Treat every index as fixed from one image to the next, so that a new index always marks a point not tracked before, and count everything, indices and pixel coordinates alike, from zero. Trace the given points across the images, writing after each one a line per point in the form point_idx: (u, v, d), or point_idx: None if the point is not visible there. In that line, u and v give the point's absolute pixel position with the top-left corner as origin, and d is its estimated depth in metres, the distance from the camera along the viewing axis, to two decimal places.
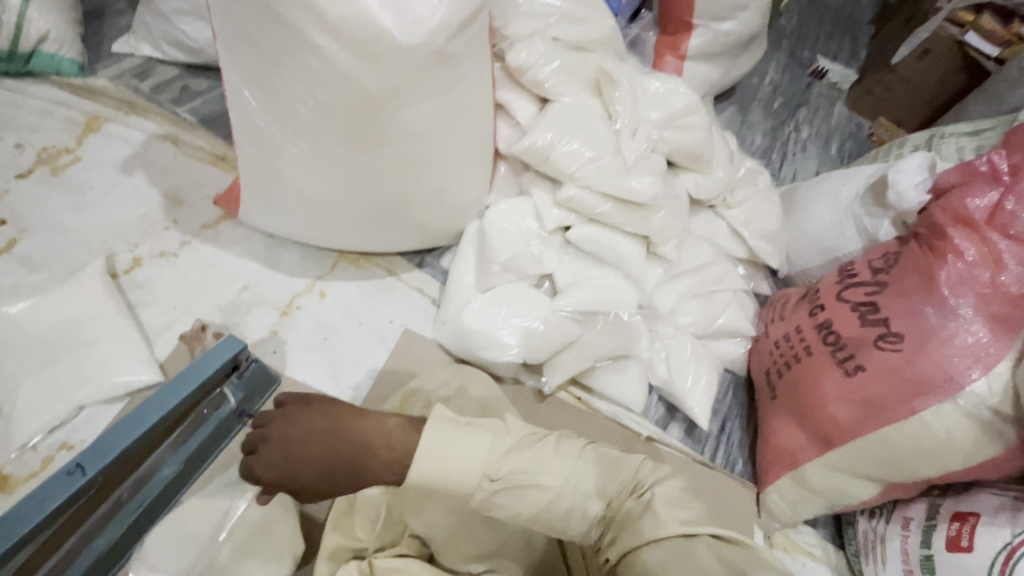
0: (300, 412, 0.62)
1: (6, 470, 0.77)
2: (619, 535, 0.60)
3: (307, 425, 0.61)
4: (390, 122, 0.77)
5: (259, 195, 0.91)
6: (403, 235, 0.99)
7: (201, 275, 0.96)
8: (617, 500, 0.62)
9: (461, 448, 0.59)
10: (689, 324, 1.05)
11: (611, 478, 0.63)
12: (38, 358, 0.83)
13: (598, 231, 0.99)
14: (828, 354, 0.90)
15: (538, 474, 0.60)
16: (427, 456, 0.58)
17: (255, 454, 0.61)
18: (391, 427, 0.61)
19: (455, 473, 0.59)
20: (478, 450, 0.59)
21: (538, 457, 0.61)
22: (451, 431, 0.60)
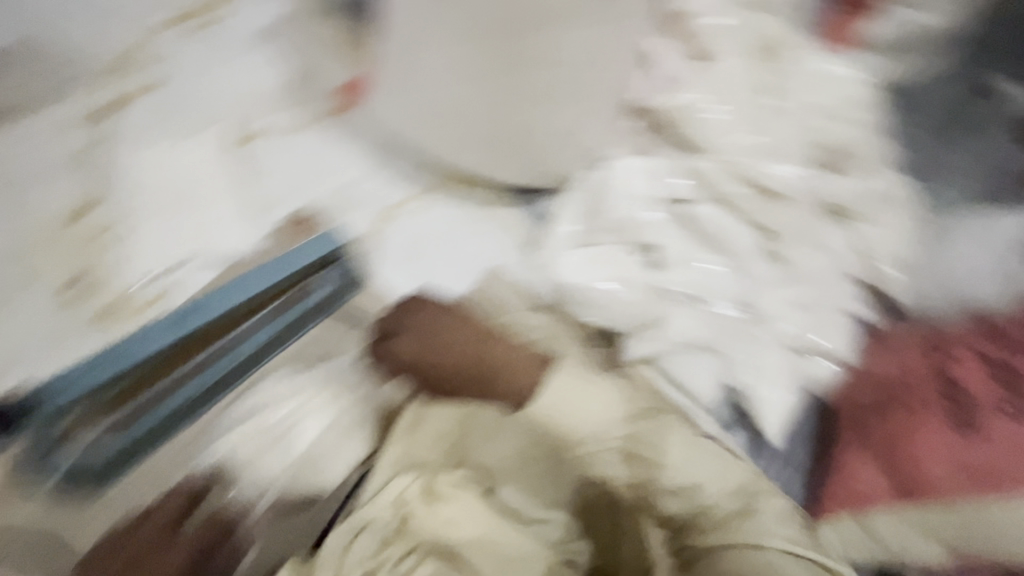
0: (446, 322, 0.75)
1: (120, 298, 0.78)
2: (718, 528, 0.58)
3: (447, 334, 0.74)
4: (540, 40, 0.74)
5: (389, 92, 0.90)
6: (513, 168, 0.94)
7: (314, 161, 0.95)
8: (720, 503, 0.59)
9: (586, 401, 0.65)
10: (789, 334, 0.91)
11: (710, 478, 0.60)
12: (160, 204, 0.85)
13: (719, 213, 0.94)
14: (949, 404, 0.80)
15: (651, 446, 0.62)
16: (557, 394, 0.66)
17: (402, 336, 0.76)
18: (526, 359, 0.70)
19: (579, 424, 0.64)
20: (596, 403, 0.65)
21: (656, 434, 0.63)
22: (583, 383, 0.66)
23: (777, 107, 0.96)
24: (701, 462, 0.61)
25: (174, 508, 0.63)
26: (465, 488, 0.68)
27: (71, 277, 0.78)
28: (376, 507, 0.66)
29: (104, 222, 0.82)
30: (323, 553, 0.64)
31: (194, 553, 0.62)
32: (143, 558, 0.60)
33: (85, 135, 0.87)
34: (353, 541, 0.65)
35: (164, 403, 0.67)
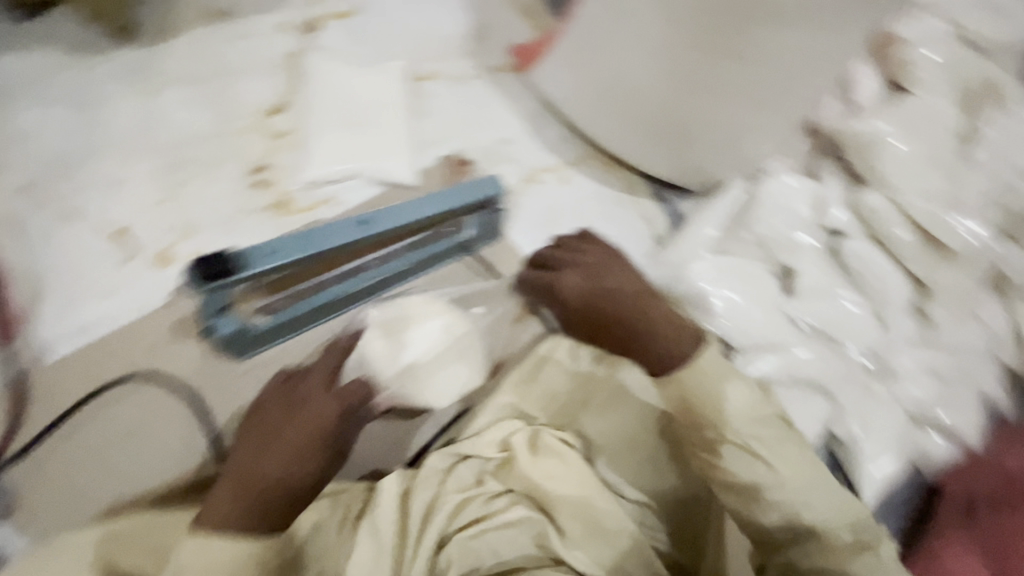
0: (608, 268, 0.73)
1: (290, 195, 0.83)
2: (822, 550, 0.57)
3: (608, 281, 0.71)
4: (752, 45, 0.71)
5: (570, 58, 0.89)
6: (668, 162, 0.92)
7: (476, 111, 0.98)
8: (834, 529, 0.58)
9: (716, 390, 0.62)
10: (912, 399, 0.87)
11: (818, 503, 0.59)
12: (337, 120, 0.88)
13: (873, 253, 0.88)
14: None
15: (773, 453, 0.60)
16: (696, 373, 0.64)
17: (561, 272, 0.74)
18: (682, 329, 0.67)
19: (704, 409, 0.62)
20: (731, 393, 0.62)
21: (778, 442, 0.61)
22: (722, 370, 0.64)
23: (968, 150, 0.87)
24: (813, 485, 0.60)
25: (331, 360, 0.63)
26: (566, 449, 0.68)
27: (253, 167, 0.83)
28: (477, 446, 0.68)
29: (287, 125, 0.87)
30: (417, 477, 0.64)
31: (343, 403, 0.59)
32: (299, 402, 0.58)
33: (293, 42, 0.92)
34: (444, 476, 0.65)
35: (313, 297, 0.72)
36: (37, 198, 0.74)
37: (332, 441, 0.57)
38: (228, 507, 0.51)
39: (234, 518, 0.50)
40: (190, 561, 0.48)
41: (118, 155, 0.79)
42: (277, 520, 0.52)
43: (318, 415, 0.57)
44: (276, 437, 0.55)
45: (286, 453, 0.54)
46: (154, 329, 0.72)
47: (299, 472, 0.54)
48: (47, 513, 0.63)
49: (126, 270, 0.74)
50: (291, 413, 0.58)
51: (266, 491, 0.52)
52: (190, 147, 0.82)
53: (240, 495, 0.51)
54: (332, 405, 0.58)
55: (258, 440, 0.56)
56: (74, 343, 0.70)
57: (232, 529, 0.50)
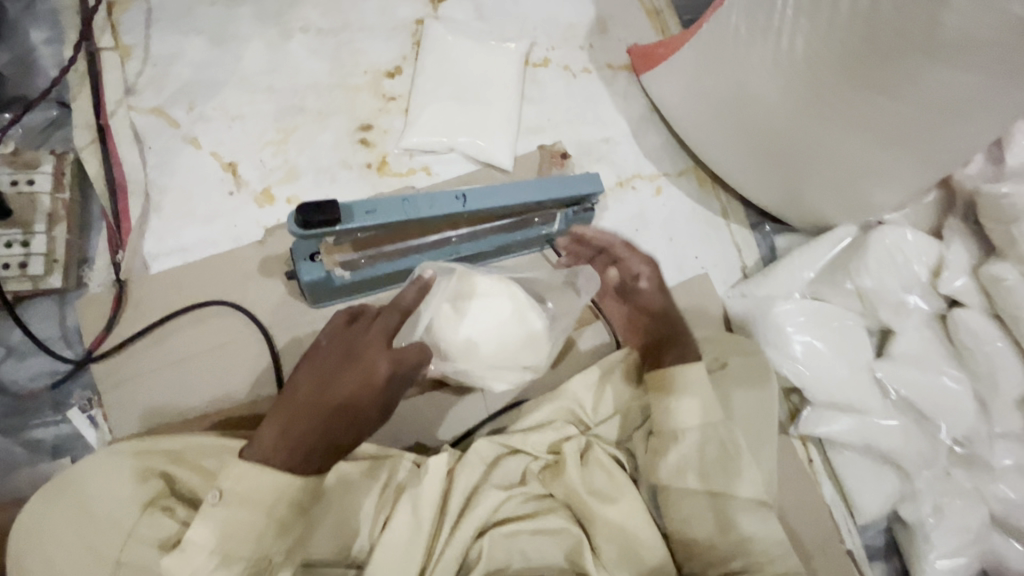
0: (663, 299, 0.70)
1: (387, 157, 0.85)
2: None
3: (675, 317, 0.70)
4: (900, 91, 0.65)
5: (694, 69, 0.86)
6: (772, 188, 0.88)
7: (583, 105, 0.96)
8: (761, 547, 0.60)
9: (684, 398, 0.63)
10: (1006, 500, 0.80)
11: (757, 533, 0.60)
12: (445, 92, 0.88)
13: (995, 332, 0.78)
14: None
15: (714, 464, 0.62)
16: (679, 383, 0.63)
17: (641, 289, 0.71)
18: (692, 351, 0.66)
19: (667, 410, 0.63)
20: (704, 407, 0.63)
21: (733, 466, 0.62)
22: (699, 382, 0.63)
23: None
24: (756, 517, 0.61)
25: (393, 321, 0.56)
26: (617, 468, 0.64)
27: (360, 124, 0.85)
28: (528, 443, 0.67)
29: (397, 90, 0.88)
30: (462, 459, 0.65)
31: (399, 365, 0.54)
32: (356, 354, 0.53)
33: (421, 9, 0.93)
34: (489, 467, 0.65)
35: (396, 262, 0.73)
36: (166, 118, 0.79)
37: (382, 399, 0.53)
38: (275, 444, 0.49)
39: (279, 456, 0.48)
40: (233, 490, 0.47)
41: (243, 92, 0.82)
42: (318, 465, 0.50)
43: (373, 374, 0.52)
44: (328, 386, 0.51)
45: (336, 405, 0.50)
46: (247, 260, 0.76)
47: (347, 424, 0.51)
48: (120, 412, 0.68)
49: (232, 201, 0.78)
50: (346, 362, 0.52)
51: (312, 438, 0.49)
52: (306, 95, 0.85)
53: (288, 436, 0.49)
54: (388, 365, 0.53)
55: (311, 383, 0.51)
56: (176, 258, 0.75)
57: (277, 467, 0.48)
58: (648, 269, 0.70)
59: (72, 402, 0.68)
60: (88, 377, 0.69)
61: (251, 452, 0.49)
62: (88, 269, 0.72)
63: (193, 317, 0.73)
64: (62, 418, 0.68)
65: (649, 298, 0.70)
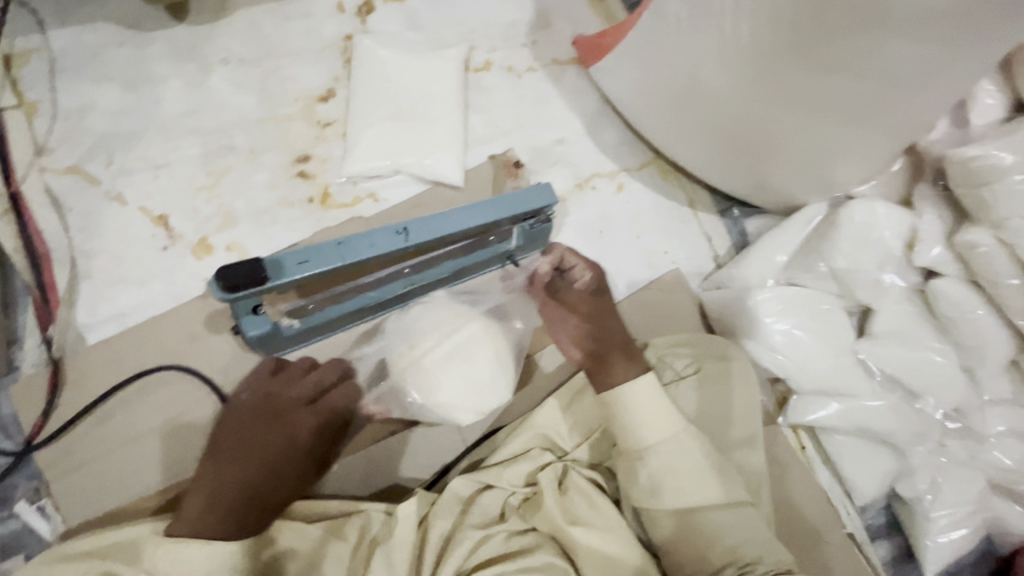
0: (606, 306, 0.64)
1: (330, 189, 0.81)
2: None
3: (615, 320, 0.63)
4: (849, 68, 0.61)
5: (640, 58, 0.81)
6: (737, 173, 0.84)
7: (532, 107, 0.92)
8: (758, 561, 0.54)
9: (645, 416, 0.56)
10: (998, 465, 0.79)
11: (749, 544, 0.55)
12: (383, 111, 0.83)
13: (975, 299, 0.76)
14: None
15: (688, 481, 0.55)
16: (635, 402, 0.57)
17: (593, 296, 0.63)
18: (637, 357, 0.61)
19: (630, 430, 0.57)
20: (666, 421, 0.56)
21: (705, 474, 0.55)
22: (656, 394, 0.57)
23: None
24: (740, 523, 0.55)
25: (322, 378, 0.66)
26: (596, 493, 0.61)
27: (296, 156, 0.80)
28: (503, 478, 0.63)
29: (332, 115, 0.83)
30: (436, 503, 0.62)
31: (324, 417, 0.64)
32: (279, 413, 0.62)
33: (348, 24, 0.87)
34: (465, 506, 0.62)
35: (347, 301, 0.68)
36: (83, 176, 0.73)
37: (308, 453, 0.63)
38: (200, 517, 0.53)
39: (206, 524, 0.52)
40: None
41: (165, 138, 0.77)
42: (252, 528, 0.55)
43: (297, 430, 0.62)
44: (255, 447, 0.59)
45: (268, 464, 0.58)
46: (189, 318, 0.71)
47: (275, 481, 0.58)
48: (70, 498, 0.64)
49: (167, 257, 0.73)
50: (270, 422, 0.62)
51: (237, 502, 0.55)
52: (235, 133, 0.79)
53: (214, 502, 0.54)
54: (311, 421, 0.63)
55: (232, 449, 0.59)
56: (113, 326, 0.70)
57: (206, 536, 0.52)
58: (594, 274, 0.63)
59: (17, 496, 0.65)
60: (32, 467, 0.66)
61: (178, 529, 0.53)
62: (19, 352, 0.69)
63: (133, 391, 0.68)
64: (9, 514, 0.65)
65: (585, 304, 0.62)
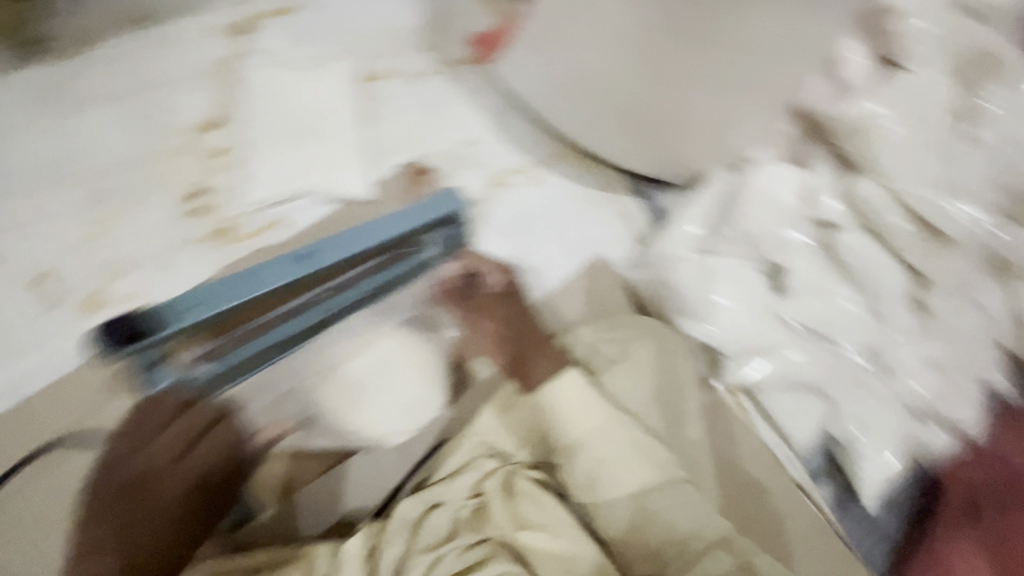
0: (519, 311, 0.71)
1: (231, 222, 0.76)
2: (692, 565, 0.55)
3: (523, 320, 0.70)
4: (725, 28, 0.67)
5: (532, 53, 0.81)
6: (640, 153, 0.86)
7: (434, 110, 0.90)
8: (696, 533, 0.56)
9: (572, 410, 0.60)
10: (916, 397, 0.82)
11: (688, 518, 0.57)
12: (277, 134, 0.81)
13: (870, 245, 0.81)
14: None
15: (618, 464, 0.58)
16: (560, 397, 0.61)
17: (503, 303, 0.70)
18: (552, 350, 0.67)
19: (558, 426, 0.61)
20: (591, 411, 0.60)
21: (632, 458, 0.58)
22: (577, 388, 0.61)
23: (974, 108, 0.77)
24: (676, 500, 0.57)
25: (189, 426, 0.60)
26: (544, 495, 0.61)
27: (187, 192, 0.76)
28: (450, 491, 0.63)
29: (223, 143, 0.80)
30: (385, 531, 0.59)
31: (206, 462, 0.62)
32: (145, 483, 0.59)
33: (227, 49, 0.84)
34: (415, 529, 0.60)
35: (263, 336, 0.61)
36: None
37: (199, 501, 0.61)
38: None
39: None
40: None
41: (46, 193, 0.73)
42: None
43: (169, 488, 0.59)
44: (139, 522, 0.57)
45: (165, 529, 0.58)
46: (94, 381, 0.67)
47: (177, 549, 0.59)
48: None
49: (58, 316, 0.69)
50: (141, 491, 0.58)
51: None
52: (118, 176, 0.75)
53: None
54: (190, 474, 0.61)
55: (112, 535, 0.57)
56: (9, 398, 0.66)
57: None
58: (502, 279, 0.71)
59: None
60: None
61: None
62: None
63: (37, 467, 0.64)
64: None
65: (492, 308, 0.69)
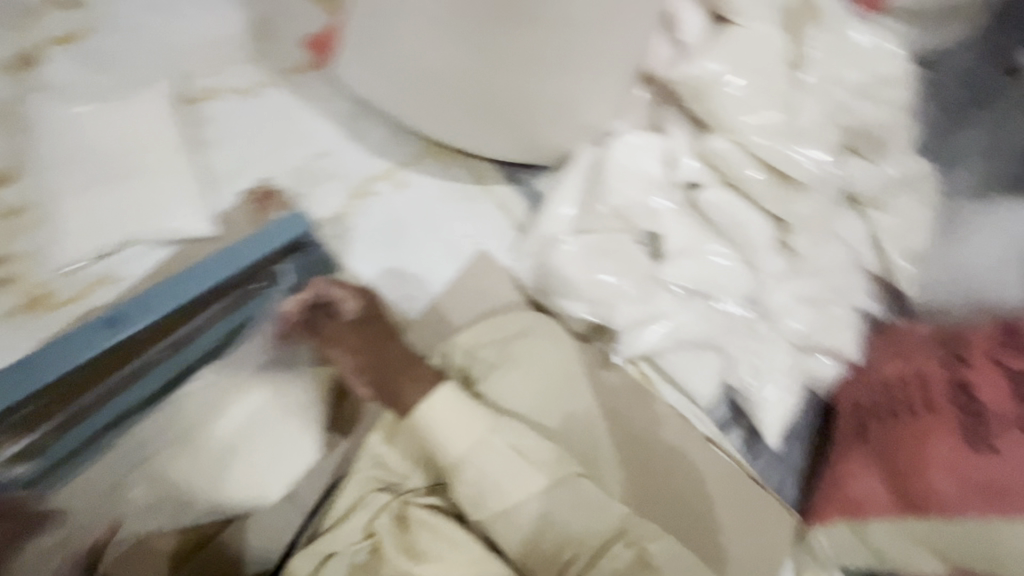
0: (383, 333, 0.63)
1: (47, 288, 0.69)
2: (589, 560, 0.56)
3: (384, 340, 0.62)
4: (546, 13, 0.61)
5: (365, 54, 0.75)
6: (506, 141, 0.82)
7: (274, 125, 0.83)
8: (589, 529, 0.57)
9: (451, 429, 0.58)
10: (796, 332, 0.87)
11: (579, 516, 0.57)
12: (85, 179, 0.72)
13: (732, 198, 0.84)
14: (992, 368, 0.69)
15: (505, 476, 0.57)
16: (436, 417, 0.58)
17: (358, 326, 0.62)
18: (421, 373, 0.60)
19: (440, 448, 0.58)
20: (471, 425, 0.58)
21: (518, 467, 0.57)
22: (454, 404, 0.58)
23: (801, 57, 0.84)
24: (568, 501, 0.57)
25: None
26: (438, 521, 0.59)
27: None
28: (338, 541, 0.59)
29: (19, 199, 0.71)
30: None
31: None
32: None
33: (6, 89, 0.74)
34: None
35: (97, 413, 0.55)
36: None
37: None
38: None
39: None
40: None
41: None
42: None
43: None
44: None
45: None
46: None
47: None
48: None
49: None
50: None
51: None
52: None
53: None
54: None
55: None
56: None
57: None
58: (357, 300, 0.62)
59: None
60: None
61: None
62: None
63: None
64: None
65: (345, 335, 0.61)
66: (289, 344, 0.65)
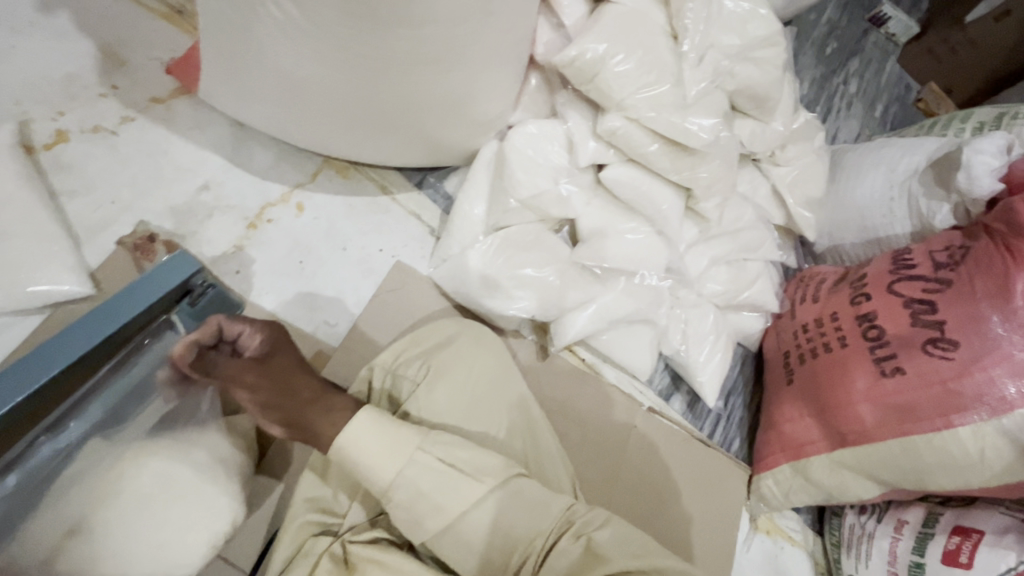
0: (291, 366, 0.57)
1: None
2: (540, 558, 0.56)
3: (290, 374, 0.57)
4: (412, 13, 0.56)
5: (234, 76, 0.70)
6: (403, 147, 0.79)
7: (148, 163, 0.77)
8: (535, 527, 0.57)
9: (377, 456, 0.55)
10: (715, 293, 0.91)
11: (524, 518, 0.57)
12: None
13: (636, 174, 0.84)
14: (888, 298, 0.76)
15: (441, 492, 0.55)
16: (359, 446, 0.55)
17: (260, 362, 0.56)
18: (337, 402, 0.57)
19: (368, 477, 0.55)
20: (396, 448, 0.55)
21: (454, 482, 0.56)
22: (375, 429, 0.56)
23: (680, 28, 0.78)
24: (513, 504, 0.57)
25: None
26: (379, 554, 0.55)
27: None
28: None
29: None
30: None
31: None
32: None
33: None
34: None
35: None
36: None
37: None
38: None
39: None
40: None
41: None
42: None
43: None
44: None
45: None
46: None
47: None
48: None
49: None
50: None
51: None
52: None
53: None
54: None
55: None
56: None
57: None
58: (257, 335, 0.56)
59: None
60: None
61: None
62: None
63: None
64: None
65: (241, 373, 0.54)
66: (188, 394, 0.60)
